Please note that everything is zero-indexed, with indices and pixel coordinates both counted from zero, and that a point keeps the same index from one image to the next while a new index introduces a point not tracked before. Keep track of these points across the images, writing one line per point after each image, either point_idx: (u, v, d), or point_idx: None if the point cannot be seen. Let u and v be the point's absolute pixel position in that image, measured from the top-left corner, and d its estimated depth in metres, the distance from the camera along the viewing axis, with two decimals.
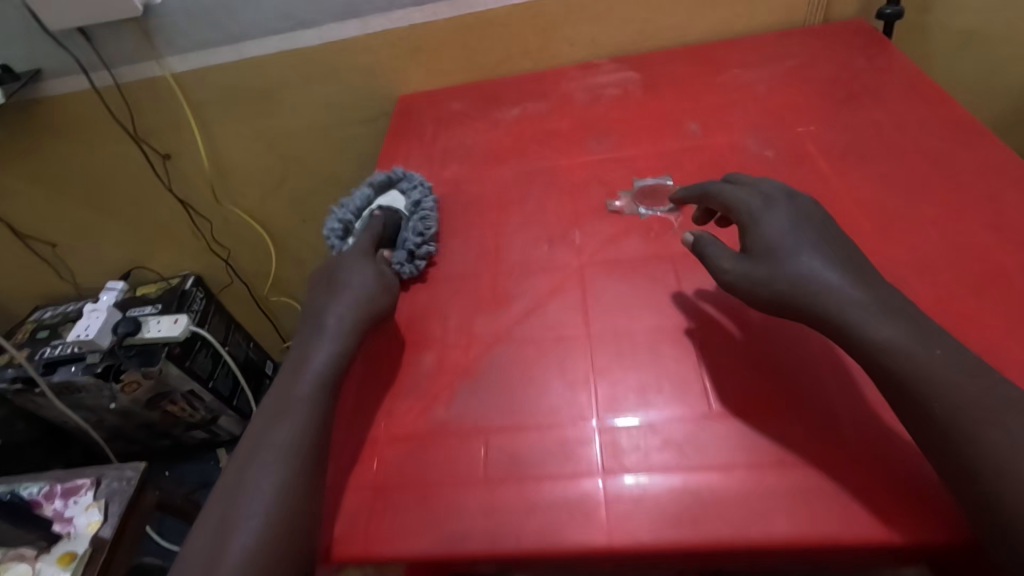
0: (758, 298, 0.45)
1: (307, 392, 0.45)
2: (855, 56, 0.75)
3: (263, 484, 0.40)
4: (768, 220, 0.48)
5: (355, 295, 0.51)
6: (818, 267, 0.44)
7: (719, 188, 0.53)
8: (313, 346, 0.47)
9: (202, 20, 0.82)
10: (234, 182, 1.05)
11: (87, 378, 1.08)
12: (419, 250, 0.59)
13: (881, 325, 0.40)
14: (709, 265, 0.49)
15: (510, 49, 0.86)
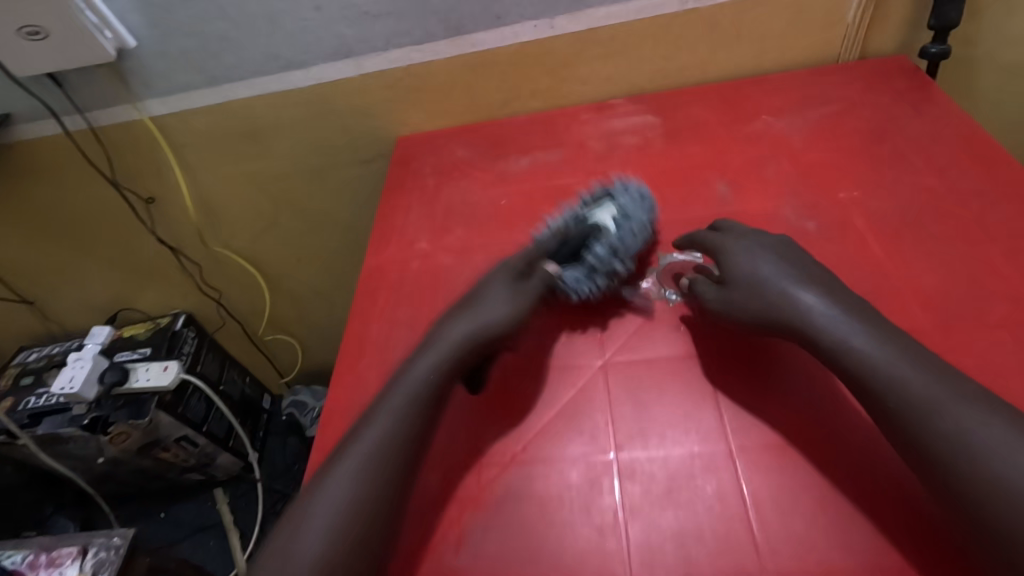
0: (738, 319, 0.47)
1: (406, 404, 0.44)
2: (897, 103, 0.68)
3: (342, 493, 0.40)
4: (740, 249, 0.51)
5: (476, 320, 0.48)
6: (784, 282, 0.47)
7: (700, 232, 0.55)
8: (423, 362, 0.46)
9: (181, 63, 0.76)
10: (223, 223, 0.98)
11: (73, 431, 1.02)
12: (603, 266, 0.53)
13: (850, 332, 0.43)
14: (696, 300, 0.52)
15: (517, 89, 0.79)
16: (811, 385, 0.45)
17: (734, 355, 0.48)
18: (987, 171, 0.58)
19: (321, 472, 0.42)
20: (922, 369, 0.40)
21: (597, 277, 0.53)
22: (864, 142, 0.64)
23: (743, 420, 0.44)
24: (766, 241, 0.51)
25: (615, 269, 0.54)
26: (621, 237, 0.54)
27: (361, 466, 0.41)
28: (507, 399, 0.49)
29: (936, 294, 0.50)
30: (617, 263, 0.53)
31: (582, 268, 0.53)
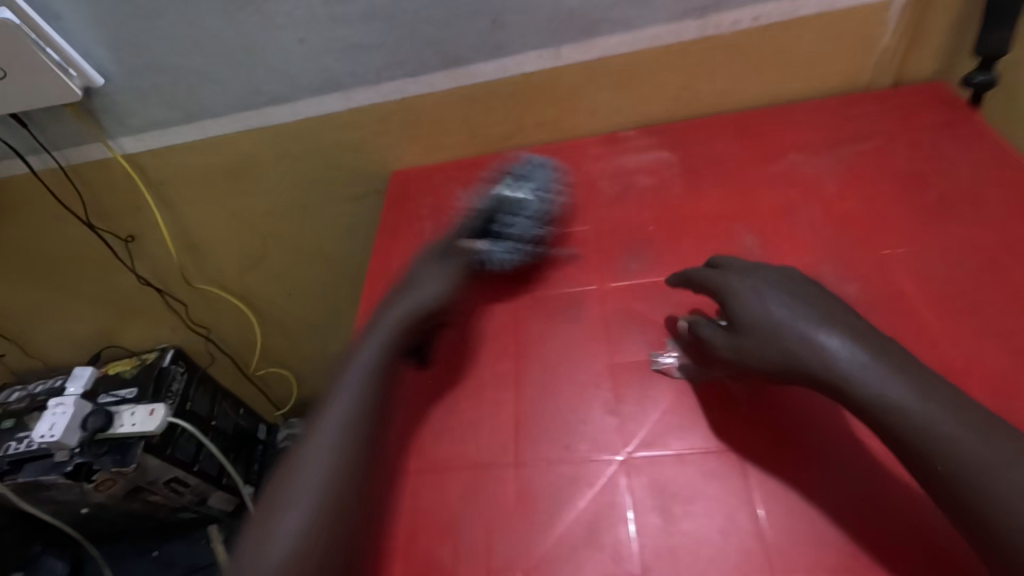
0: (755, 365, 0.43)
1: (361, 389, 0.45)
2: (939, 140, 0.62)
3: (311, 480, 0.40)
4: (743, 284, 0.46)
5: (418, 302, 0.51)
6: (796, 320, 0.42)
7: (697, 271, 0.50)
8: (362, 353, 0.48)
9: (155, 99, 0.70)
10: (208, 260, 0.93)
11: (56, 478, 0.97)
12: (525, 243, 0.58)
13: (883, 381, 0.38)
14: (704, 348, 0.47)
15: (520, 121, 0.73)
16: (829, 440, 0.43)
17: (752, 410, 0.45)
18: None
19: (282, 462, 0.42)
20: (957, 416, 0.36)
21: (517, 247, 0.58)
22: (906, 187, 0.58)
23: (772, 511, 0.41)
24: (767, 275, 0.47)
25: (535, 238, 0.59)
26: (530, 210, 0.59)
27: (328, 448, 0.41)
28: (517, 502, 0.44)
29: (1000, 376, 0.45)
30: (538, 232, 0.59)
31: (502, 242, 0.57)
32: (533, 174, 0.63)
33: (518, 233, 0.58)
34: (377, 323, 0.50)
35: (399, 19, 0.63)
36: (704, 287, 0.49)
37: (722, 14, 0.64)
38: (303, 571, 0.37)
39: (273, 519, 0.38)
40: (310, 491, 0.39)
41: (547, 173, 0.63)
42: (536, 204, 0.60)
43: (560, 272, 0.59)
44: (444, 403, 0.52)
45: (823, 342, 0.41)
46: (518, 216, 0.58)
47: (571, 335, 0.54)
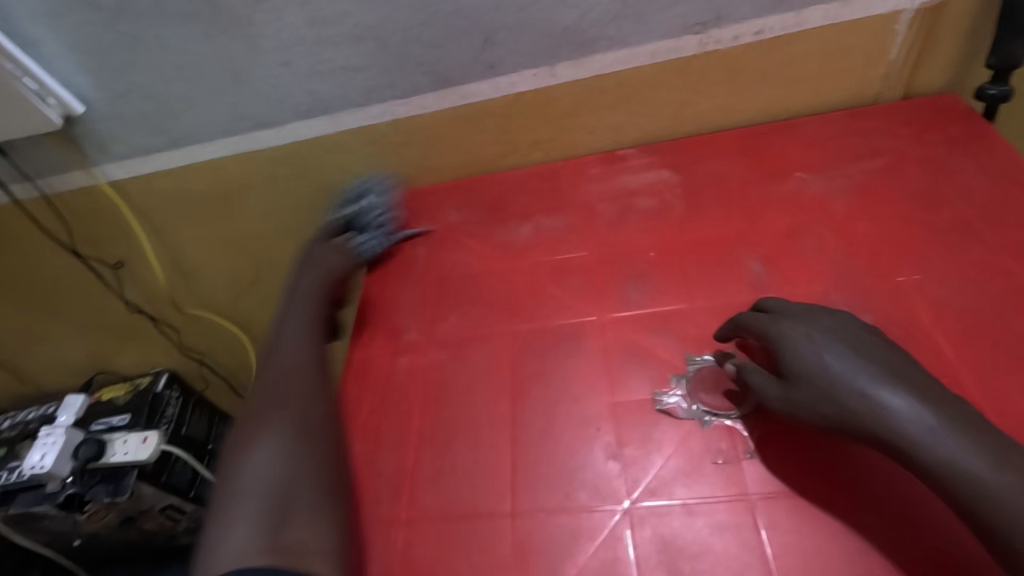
0: (810, 421, 0.40)
1: (295, 340, 0.55)
2: (953, 156, 0.59)
3: (274, 420, 0.48)
4: (796, 331, 0.43)
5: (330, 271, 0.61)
6: (855, 373, 0.40)
7: (744, 314, 0.47)
8: (286, 322, 0.57)
9: (138, 126, 0.68)
10: (200, 284, 0.91)
11: (49, 509, 0.95)
12: (382, 227, 0.66)
13: (955, 447, 0.35)
14: (752, 396, 0.44)
15: (516, 141, 0.71)
16: (917, 516, 0.38)
17: (818, 470, 0.41)
18: None
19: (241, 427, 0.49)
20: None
21: (379, 236, 0.66)
22: (921, 208, 0.55)
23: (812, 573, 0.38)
24: (822, 321, 0.43)
25: (379, 242, 0.65)
26: (381, 214, 0.67)
27: (275, 389, 0.51)
28: (515, 557, 0.42)
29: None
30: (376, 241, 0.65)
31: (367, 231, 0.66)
32: (373, 192, 0.68)
33: (372, 219, 0.66)
34: (289, 304, 0.59)
35: (387, 41, 0.61)
36: (752, 333, 0.46)
37: (722, 29, 0.61)
38: (276, 490, 0.43)
39: (244, 459, 0.45)
40: (275, 418, 0.48)
41: (378, 180, 0.70)
42: (383, 208, 0.68)
43: (558, 302, 0.57)
44: (438, 447, 0.49)
45: (889, 403, 0.38)
46: (372, 214, 0.66)
47: (570, 371, 0.51)
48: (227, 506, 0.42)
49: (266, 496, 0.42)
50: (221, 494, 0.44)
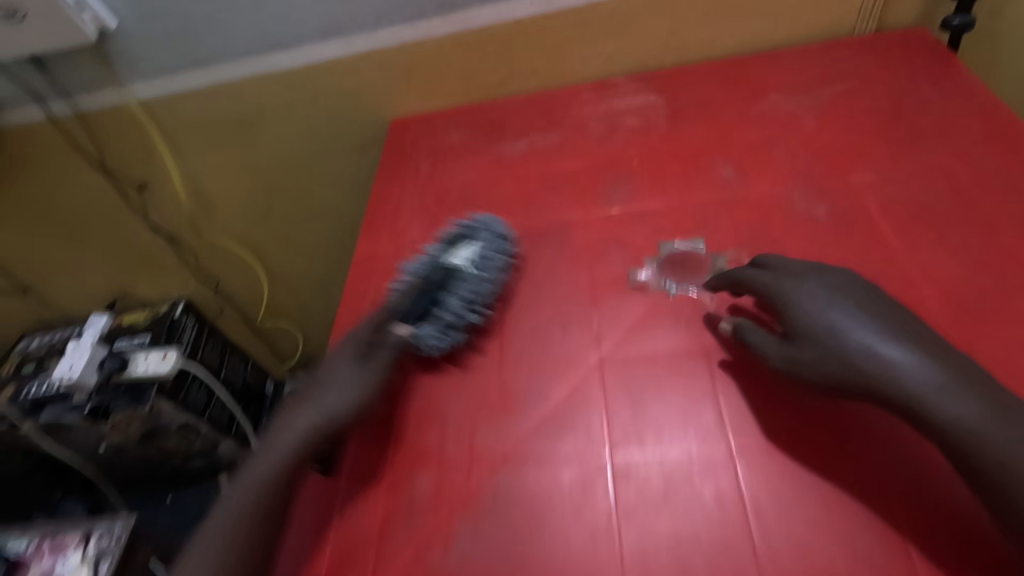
0: (816, 380, 0.40)
1: (288, 449, 0.43)
2: (915, 80, 0.64)
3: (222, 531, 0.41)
4: (804, 293, 0.43)
5: (367, 380, 0.47)
6: (863, 334, 0.40)
7: (744, 273, 0.47)
8: (292, 423, 0.45)
9: (165, 43, 0.73)
10: (216, 210, 0.96)
11: (76, 417, 1.03)
12: (460, 319, 0.51)
13: (954, 402, 0.36)
14: (754, 356, 0.44)
15: (514, 68, 0.76)
16: (918, 469, 0.38)
17: (814, 421, 0.41)
18: (1011, 152, 0.55)
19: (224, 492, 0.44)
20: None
21: (454, 331, 0.51)
22: (881, 122, 0.61)
23: (774, 416, 0.42)
24: (829, 282, 0.44)
25: (473, 321, 0.52)
26: (481, 289, 0.53)
27: (239, 509, 0.42)
28: (501, 397, 0.47)
29: (954, 282, 0.47)
30: (475, 315, 0.51)
31: (439, 323, 0.51)
32: (491, 237, 0.57)
33: (457, 302, 0.52)
34: (308, 398, 0.47)
35: None
36: (755, 292, 0.46)
37: None
38: None
39: None
40: (214, 547, 0.40)
41: (493, 225, 0.58)
42: (491, 283, 0.54)
43: (548, 203, 0.63)
44: None
45: (898, 362, 0.38)
46: (469, 289, 0.53)
47: (556, 257, 0.57)
48: None
49: None
50: None
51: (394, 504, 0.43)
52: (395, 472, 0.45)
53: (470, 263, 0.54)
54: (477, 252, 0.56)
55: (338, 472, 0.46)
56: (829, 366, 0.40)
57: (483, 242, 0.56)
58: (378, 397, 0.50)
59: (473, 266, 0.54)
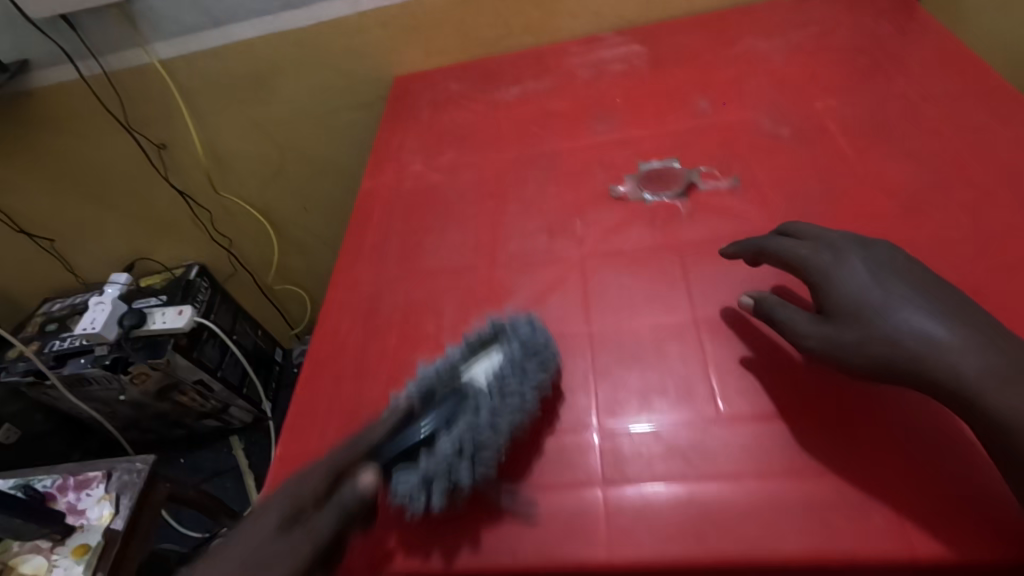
0: (863, 368, 0.37)
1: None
2: (879, 22, 0.69)
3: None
4: (848, 272, 0.40)
5: (326, 528, 0.34)
6: (910, 316, 0.37)
7: (774, 243, 0.45)
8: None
9: (187, 3, 0.80)
10: (231, 170, 1.03)
11: (96, 370, 1.07)
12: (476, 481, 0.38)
13: (1005, 394, 0.33)
14: (781, 332, 0.42)
15: (508, 24, 0.81)
16: (937, 440, 0.36)
17: (846, 400, 0.39)
18: (962, 77, 0.59)
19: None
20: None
21: (435, 492, 0.38)
22: (845, 58, 0.66)
23: (728, 300, 0.47)
24: (872, 258, 0.41)
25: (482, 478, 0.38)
26: (498, 419, 0.39)
27: None
28: (490, 291, 0.53)
29: (904, 183, 0.52)
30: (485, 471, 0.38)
31: (417, 477, 0.38)
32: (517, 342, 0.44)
33: (462, 464, 0.38)
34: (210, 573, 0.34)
35: None
36: (787, 263, 0.44)
37: None
38: None
39: None
40: None
41: (530, 338, 0.44)
42: (506, 413, 0.40)
43: (538, 137, 0.68)
44: (432, 233, 0.60)
45: (953, 353, 0.35)
46: (469, 431, 0.39)
47: (544, 180, 0.62)
48: None
49: None
50: None
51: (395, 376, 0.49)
52: (396, 353, 0.50)
53: (491, 385, 0.41)
54: (495, 371, 0.42)
55: (346, 353, 0.52)
56: (872, 349, 0.37)
57: (509, 353, 0.43)
58: (383, 294, 0.56)
59: (492, 389, 0.41)
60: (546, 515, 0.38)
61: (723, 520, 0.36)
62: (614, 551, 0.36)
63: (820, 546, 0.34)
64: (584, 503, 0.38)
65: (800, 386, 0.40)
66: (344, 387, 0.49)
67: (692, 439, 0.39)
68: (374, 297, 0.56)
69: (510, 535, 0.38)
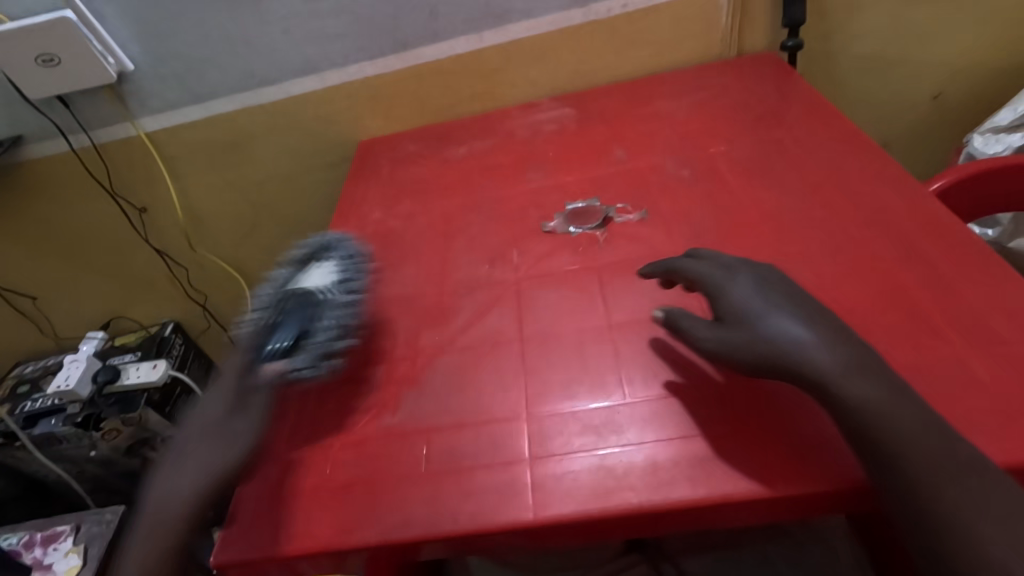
0: (747, 367, 0.43)
1: (195, 479, 0.47)
2: (764, 83, 0.83)
3: (143, 541, 0.45)
4: (739, 287, 0.48)
5: (223, 406, 0.51)
6: (785, 321, 0.44)
7: (683, 264, 0.53)
8: (177, 451, 0.49)
9: (173, 83, 0.91)
10: (208, 229, 1.11)
11: (67, 429, 1.08)
12: (328, 350, 0.55)
13: (857, 386, 0.40)
14: (686, 339, 0.48)
15: (457, 94, 0.94)
16: (801, 409, 0.44)
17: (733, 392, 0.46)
18: (824, 124, 0.72)
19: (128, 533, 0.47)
20: (909, 415, 0.39)
21: (325, 361, 0.55)
22: (734, 113, 0.79)
23: (637, 308, 0.56)
24: (759, 276, 0.48)
25: (339, 349, 0.56)
26: (342, 317, 0.58)
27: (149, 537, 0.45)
28: (439, 312, 0.61)
29: (779, 208, 0.63)
30: (340, 343, 0.56)
31: (306, 354, 0.54)
32: (343, 257, 0.65)
33: (325, 334, 0.56)
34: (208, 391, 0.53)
35: (359, 14, 0.86)
36: (693, 280, 0.51)
37: (599, 4, 0.86)
38: None
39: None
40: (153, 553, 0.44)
41: (353, 245, 0.67)
42: (351, 312, 0.59)
43: (483, 186, 0.78)
44: (391, 268, 0.69)
45: (815, 352, 0.42)
46: (325, 317, 0.57)
47: (487, 220, 0.72)
48: None
49: None
50: None
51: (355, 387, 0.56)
52: (356, 368, 0.57)
53: (323, 287, 0.60)
54: (331, 277, 0.61)
55: None
56: (756, 348, 0.43)
57: (336, 264, 0.64)
58: None
59: (330, 288, 0.60)
60: (483, 487, 0.45)
61: (627, 479, 0.43)
62: (538, 512, 0.43)
63: (703, 491, 0.41)
64: (516, 474, 0.45)
65: (702, 393, 0.47)
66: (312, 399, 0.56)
67: (604, 418, 0.48)
68: None
69: (454, 505, 0.44)
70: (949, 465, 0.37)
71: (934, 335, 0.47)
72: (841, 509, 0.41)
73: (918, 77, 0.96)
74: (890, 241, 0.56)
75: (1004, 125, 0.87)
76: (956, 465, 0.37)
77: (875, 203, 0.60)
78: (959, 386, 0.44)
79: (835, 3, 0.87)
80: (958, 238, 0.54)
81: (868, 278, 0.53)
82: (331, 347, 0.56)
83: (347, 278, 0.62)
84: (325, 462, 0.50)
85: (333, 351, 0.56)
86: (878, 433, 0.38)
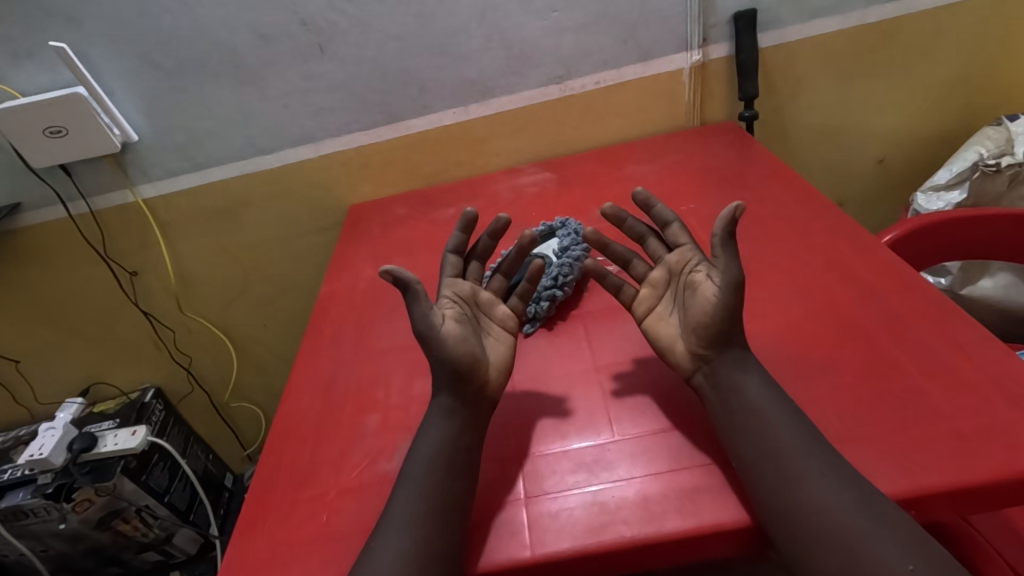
0: (695, 336, 0.52)
1: (453, 401, 0.52)
2: (726, 148, 0.91)
3: (404, 534, 0.45)
4: (707, 272, 0.54)
5: (452, 407, 0.52)
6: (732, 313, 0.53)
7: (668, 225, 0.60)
8: (424, 446, 0.50)
9: (174, 152, 0.95)
10: (197, 292, 1.12)
11: (35, 500, 1.03)
12: (545, 291, 0.65)
13: (759, 396, 0.48)
14: (727, 263, 0.51)
15: (444, 161, 1.01)
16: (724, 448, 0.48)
17: (685, 393, 0.53)
18: (783, 183, 0.79)
19: (378, 524, 0.46)
20: (828, 460, 0.43)
21: (541, 302, 0.64)
22: (701, 175, 0.86)
23: (616, 353, 0.59)
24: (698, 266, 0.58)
25: (553, 295, 0.65)
26: (562, 271, 0.66)
27: (443, 422, 0.51)
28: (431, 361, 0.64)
29: (748, 258, 0.68)
30: (554, 290, 0.65)
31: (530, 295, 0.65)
32: (569, 232, 0.73)
33: (544, 282, 0.65)
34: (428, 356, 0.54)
35: (354, 91, 0.93)
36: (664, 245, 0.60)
37: (574, 81, 0.95)
38: (424, 520, 0.45)
39: (414, 480, 0.48)
40: (444, 429, 0.51)
41: (579, 225, 0.75)
42: (568, 268, 0.67)
43: None
44: (385, 321, 0.71)
45: (740, 379, 0.49)
46: (555, 268, 0.66)
47: None
48: (411, 488, 0.48)
49: (426, 510, 0.46)
50: (413, 493, 0.47)
51: (351, 438, 0.57)
52: (352, 419, 0.59)
53: (557, 254, 0.70)
54: (558, 245, 0.72)
55: (308, 424, 0.60)
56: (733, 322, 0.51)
57: (563, 239, 0.72)
58: (339, 374, 0.65)
59: (561, 255, 0.70)
60: (484, 530, 0.46)
61: (620, 513, 0.45)
62: (535, 550, 0.44)
63: (692, 522, 0.43)
64: (511, 513, 0.47)
65: (649, 386, 0.55)
66: (305, 451, 0.57)
67: (594, 455, 0.50)
68: (333, 376, 0.65)
69: (478, 544, 0.45)
70: (885, 517, 0.40)
71: (892, 367, 0.51)
72: (762, 547, 0.44)
73: (862, 143, 1.06)
74: (847, 286, 0.61)
75: (943, 183, 0.95)
76: (874, 508, 0.40)
77: (832, 251, 0.65)
78: (917, 414, 0.47)
79: (783, 80, 0.97)
80: (908, 281, 0.59)
81: (830, 320, 0.57)
82: (546, 291, 0.65)
83: (574, 246, 0.71)
84: (321, 512, 0.51)
85: (546, 295, 0.64)
86: (791, 470, 0.43)
